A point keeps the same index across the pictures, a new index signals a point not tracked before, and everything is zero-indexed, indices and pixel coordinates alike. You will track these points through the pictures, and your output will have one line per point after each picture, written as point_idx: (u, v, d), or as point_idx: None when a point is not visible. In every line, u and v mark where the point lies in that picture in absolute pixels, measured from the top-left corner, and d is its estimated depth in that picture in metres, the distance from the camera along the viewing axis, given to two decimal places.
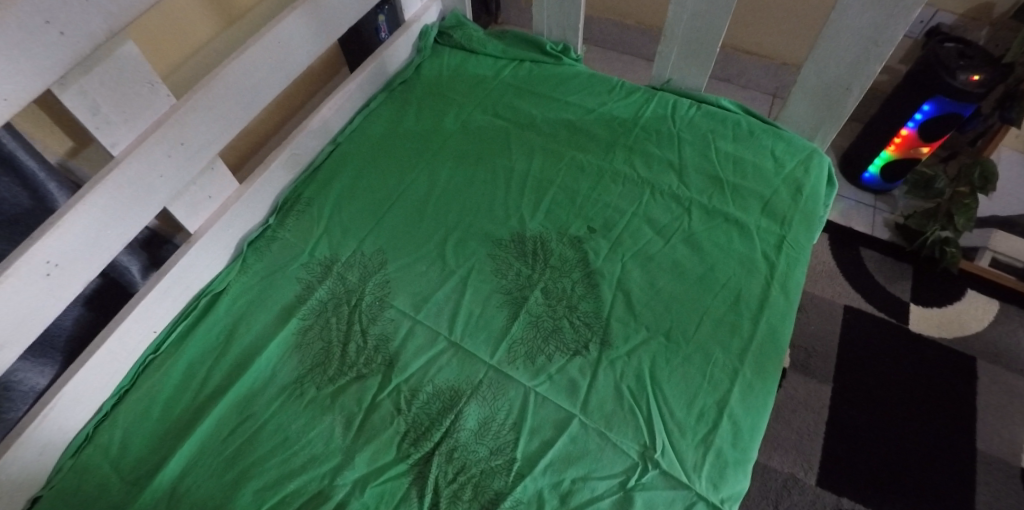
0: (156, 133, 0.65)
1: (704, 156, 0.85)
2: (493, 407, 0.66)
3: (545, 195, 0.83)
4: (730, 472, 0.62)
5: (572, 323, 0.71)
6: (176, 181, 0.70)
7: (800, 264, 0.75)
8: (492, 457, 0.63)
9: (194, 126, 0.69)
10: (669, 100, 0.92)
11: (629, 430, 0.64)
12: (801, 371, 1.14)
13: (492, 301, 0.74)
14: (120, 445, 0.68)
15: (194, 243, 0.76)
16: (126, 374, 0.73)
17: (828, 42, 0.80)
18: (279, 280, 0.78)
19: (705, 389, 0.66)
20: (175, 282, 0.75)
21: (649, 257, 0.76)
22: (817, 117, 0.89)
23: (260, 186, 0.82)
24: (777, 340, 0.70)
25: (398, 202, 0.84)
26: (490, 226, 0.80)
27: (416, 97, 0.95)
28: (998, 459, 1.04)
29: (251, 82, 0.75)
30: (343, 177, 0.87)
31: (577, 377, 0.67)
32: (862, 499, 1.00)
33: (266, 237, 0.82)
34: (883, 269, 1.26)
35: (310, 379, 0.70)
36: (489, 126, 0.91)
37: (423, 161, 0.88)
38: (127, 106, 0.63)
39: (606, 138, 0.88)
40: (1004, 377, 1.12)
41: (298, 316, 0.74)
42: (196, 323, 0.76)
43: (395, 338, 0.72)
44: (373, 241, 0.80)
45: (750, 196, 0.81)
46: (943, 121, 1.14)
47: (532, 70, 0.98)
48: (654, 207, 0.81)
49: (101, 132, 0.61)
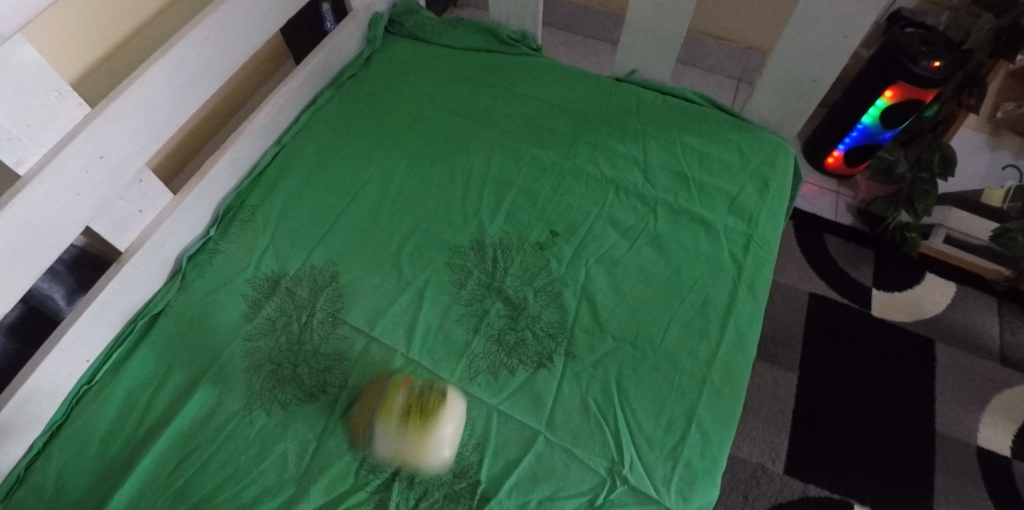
0: (69, 147, 0.59)
1: (669, 152, 0.82)
2: (454, 428, 0.63)
3: (505, 196, 0.79)
4: (700, 484, 0.61)
5: (535, 334, 0.68)
6: (97, 197, 0.64)
7: (766, 264, 0.74)
8: (456, 480, 0.60)
9: (113, 135, 0.63)
10: (632, 92, 0.89)
11: (596, 446, 0.62)
12: (768, 360, 1.14)
13: (452, 313, 0.70)
14: (56, 488, 0.63)
15: (126, 263, 0.70)
16: (58, 408, 0.68)
17: (795, 33, 0.77)
18: (221, 298, 0.73)
19: (673, 398, 0.65)
20: (108, 305, 0.69)
21: (614, 261, 0.73)
22: (783, 108, 0.87)
23: (198, 196, 0.76)
24: (745, 344, 0.68)
25: (350, 208, 0.79)
26: (449, 232, 0.76)
27: (366, 93, 0.90)
28: (956, 439, 1.07)
29: (179, 83, 0.69)
30: (289, 182, 0.81)
31: (542, 392, 0.65)
32: (827, 485, 1.02)
33: (207, 251, 0.76)
34: (846, 254, 1.27)
35: (258, 404, 0.66)
36: (444, 123, 0.86)
37: (376, 162, 0.83)
38: (32, 118, 0.56)
39: (568, 134, 0.85)
40: (960, 358, 1.15)
41: (244, 337, 0.70)
42: (134, 348, 0.71)
43: (350, 357, 0.68)
44: (323, 251, 0.76)
45: (716, 194, 0.79)
46: (904, 107, 1.15)
47: (489, 61, 0.93)
48: (619, 208, 0.78)
49: (4, 149, 0.55)
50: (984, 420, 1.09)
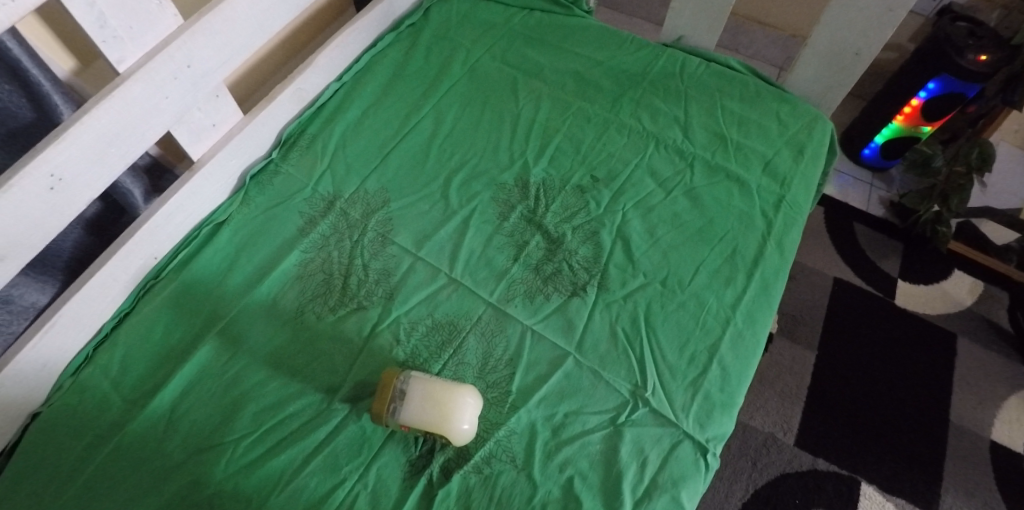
0: (163, 52, 0.64)
1: (710, 114, 0.86)
2: (490, 342, 0.68)
3: (550, 142, 0.84)
4: (716, 414, 0.64)
5: (570, 266, 0.73)
6: (181, 104, 0.68)
7: (796, 224, 0.77)
8: (489, 389, 0.65)
9: (201, 48, 0.68)
10: (679, 57, 0.92)
11: (621, 370, 0.66)
12: (788, 337, 1.16)
13: (494, 242, 0.75)
14: (120, 367, 0.68)
15: (197, 171, 0.75)
16: (126, 298, 0.73)
17: (843, 5, 0.80)
18: (279, 213, 0.78)
19: (697, 335, 0.68)
20: (178, 209, 0.74)
21: (650, 208, 0.77)
22: (824, 82, 0.89)
23: (265, 119, 0.81)
24: (770, 293, 0.72)
25: (402, 143, 0.84)
26: (495, 171, 0.81)
27: (424, 41, 0.94)
28: (969, 430, 1.08)
29: (260, 8, 0.73)
30: (349, 115, 0.86)
31: (573, 318, 0.69)
32: (837, 461, 1.04)
33: (269, 171, 0.82)
34: (873, 244, 1.28)
35: (310, 308, 0.71)
36: (497, 73, 0.91)
37: (430, 103, 0.88)
38: (134, 21, 0.61)
39: (613, 91, 0.89)
40: (980, 353, 1.16)
41: (300, 248, 0.75)
42: (198, 251, 0.76)
43: (396, 273, 0.73)
44: (376, 179, 0.81)
45: (752, 155, 0.82)
46: (947, 99, 1.15)
47: (542, 20, 0.97)
48: (658, 160, 0.82)
49: (108, 47, 0.60)
50: (1000, 415, 1.10)
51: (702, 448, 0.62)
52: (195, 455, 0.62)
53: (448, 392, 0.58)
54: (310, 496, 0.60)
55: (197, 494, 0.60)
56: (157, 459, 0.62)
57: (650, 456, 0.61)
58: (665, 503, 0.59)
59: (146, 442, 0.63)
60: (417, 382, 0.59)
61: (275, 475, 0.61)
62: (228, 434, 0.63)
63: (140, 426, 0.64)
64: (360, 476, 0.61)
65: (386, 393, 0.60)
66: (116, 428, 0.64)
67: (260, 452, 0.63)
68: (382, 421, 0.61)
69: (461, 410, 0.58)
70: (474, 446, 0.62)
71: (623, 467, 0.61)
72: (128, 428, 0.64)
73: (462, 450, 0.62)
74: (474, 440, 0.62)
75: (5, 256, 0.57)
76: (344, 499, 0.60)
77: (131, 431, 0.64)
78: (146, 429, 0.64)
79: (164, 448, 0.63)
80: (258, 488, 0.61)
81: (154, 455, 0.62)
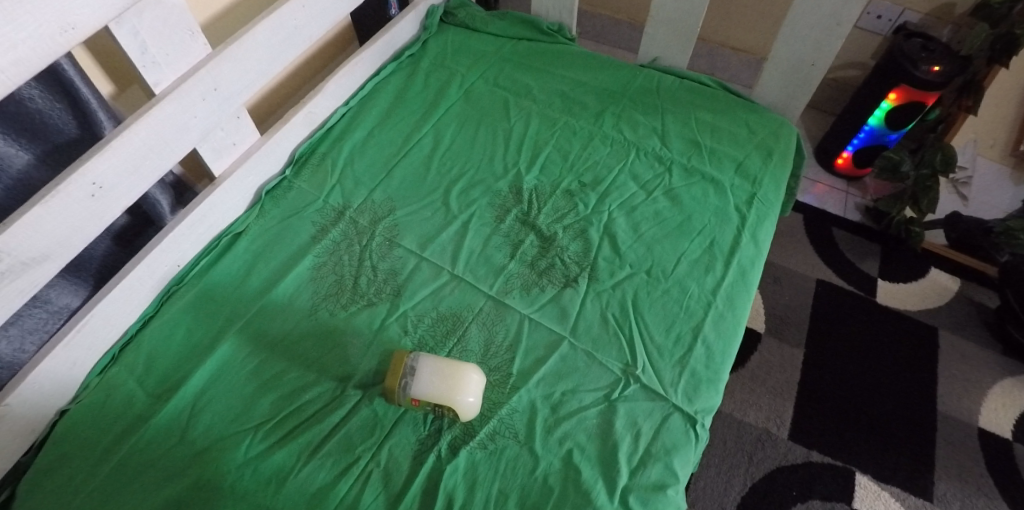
0: (194, 76, 0.72)
1: (685, 124, 0.94)
2: (491, 330, 0.73)
3: (540, 154, 0.91)
4: (703, 389, 0.69)
5: (562, 261, 0.79)
6: (206, 122, 0.76)
7: (768, 217, 0.83)
8: (491, 371, 0.70)
9: (226, 73, 0.76)
10: (654, 76, 1.01)
11: (613, 351, 0.71)
12: (776, 336, 1.22)
13: (491, 242, 0.81)
14: (145, 366, 0.72)
15: (219, 184, 0.82)
16: (150, 303, 0.78)
17: (796, 21, 0.89)
18: (294, 223, 0.85)
19: (681, 317, 0.74)
20: (201, 219, 0.81)
21: (633, 207, 0.84)
22: (788, 91, 0.97)
23: (279, 139, 0.88)
24: (747, 279, 0.78)
25: (404, 158, 0.92)
26: (490, 180, 0.89)
27: (423, 69, 1.04)
28: (956, 419, 1.12)
29: (279, 38, 0.82)
30: (355, 136, 0.94)
31: (567, 306, 0.75)
32: (830, 452, 1.07)
33: (283, 187, 0.89)
34: (852, 246, 1.35)
35: (323, 306, 0.77)
36: (489, 95, 1.00)
37: (429, 123, 0.96)
38: (170, 50, 0.70)
39: (596, 107, 0.97)
40: (962, 346, 1.21)
41: (313, 253, 0.81)
42: (218, 259, 0.82)
43: (402, 273, 0.79)
44: (382, 191, 0.88)
45: (725, 158, 0.89)
46: (909, 109, 1.25)
47: (530, 48, 1.07)
48: (639, 165, 0.89)
49: (147, 71, 0.68)
50: (986, 404, 1.14)
51: (691, 420, 0.67)
52: (216, 443, 0.66)
53: (457, 369, 0.65)
54: (324, 478, 0.64)
55: (217, 478, 0.64)
56: (180, 449, 0.66)
57: (643, 428, 0.66)
58: (658, 470, 0.64)
59: (169, 434, 0.67)
60: (428, 359, 0.66)
61: (292, 457, 0.65)
62: (247, 422, 0.68)
63: (164, 418, 0.68)
64: (373, 455, 0.65)
65: (397, 371, 0.66)
66: (141, 421, 0.68)
67: (277, 437, 0.67)
68: (395, 398, 0.66)
69: (468, 384, 0.64)
70: (479, 424, 0.66)
71: (618, 439, 0.65)
72: (152, 422, 0.67)
73: (469, 428, 0.66)
74: (478, 418, 0.67)
75: (49, 256, 0.63)
76: (359, 477, 0.64)
77: (155, 423, 0.67)
78: (170, 422, 0.68)
79: (186, 438, 0.67)
80: (276, 470, 0.64)
81: (178, 445, 0.66)
